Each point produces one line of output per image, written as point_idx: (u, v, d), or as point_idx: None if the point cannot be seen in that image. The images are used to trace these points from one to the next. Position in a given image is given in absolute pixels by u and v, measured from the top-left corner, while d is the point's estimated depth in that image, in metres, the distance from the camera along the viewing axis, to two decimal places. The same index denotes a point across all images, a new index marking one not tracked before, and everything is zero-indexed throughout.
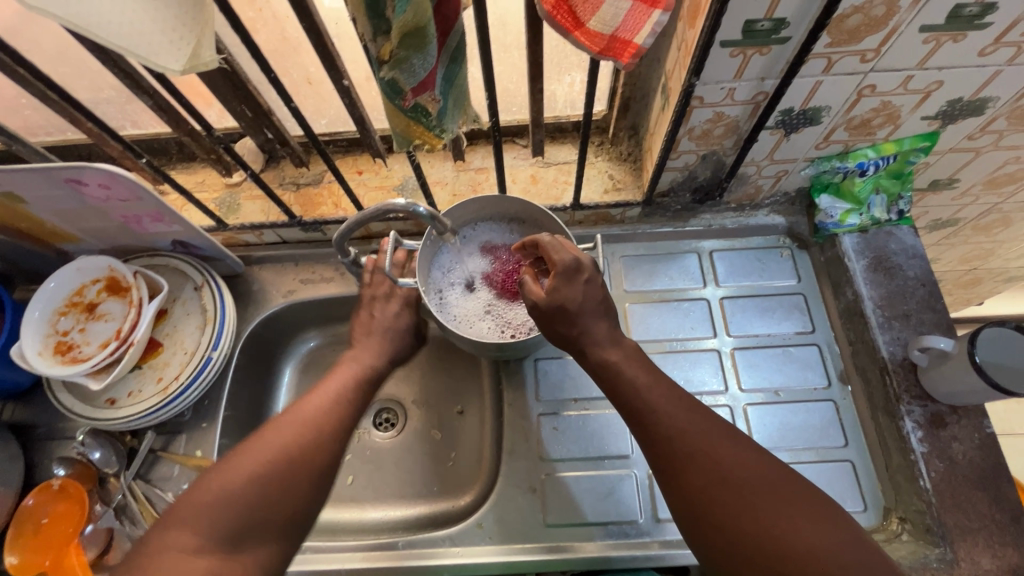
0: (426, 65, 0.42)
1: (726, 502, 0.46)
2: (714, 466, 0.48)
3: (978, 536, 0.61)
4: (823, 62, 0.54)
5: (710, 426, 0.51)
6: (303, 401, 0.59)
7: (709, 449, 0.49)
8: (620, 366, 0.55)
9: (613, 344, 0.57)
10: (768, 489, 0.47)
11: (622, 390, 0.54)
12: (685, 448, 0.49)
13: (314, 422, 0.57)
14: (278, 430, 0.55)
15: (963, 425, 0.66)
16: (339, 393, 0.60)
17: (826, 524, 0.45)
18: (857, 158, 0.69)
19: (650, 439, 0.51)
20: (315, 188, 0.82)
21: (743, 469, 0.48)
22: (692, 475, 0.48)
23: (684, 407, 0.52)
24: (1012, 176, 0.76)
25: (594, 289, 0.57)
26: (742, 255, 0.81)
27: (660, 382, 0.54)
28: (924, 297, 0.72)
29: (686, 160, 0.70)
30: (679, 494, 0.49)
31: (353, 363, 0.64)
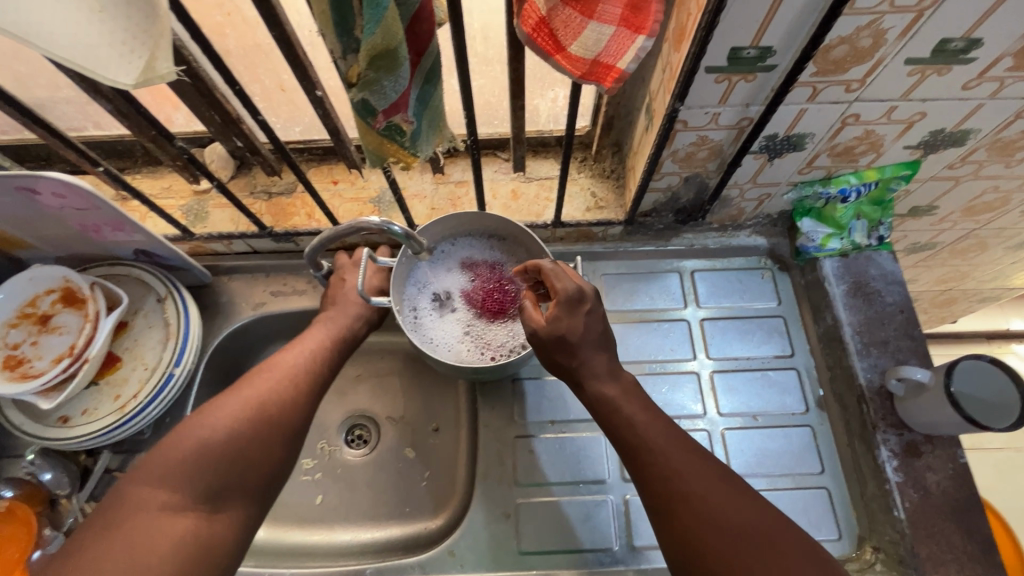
0: (398, 87, 0.40)
1: (720, 547, 0.45)
2: (708, 510, 0.46)
3: (950, 568, 0.62)
4: (809, 91, 0.53)
5: (706, 468, 0.49)
6: (276, 359, 0.59)
7: (704, 492, 0.47)
8: (617, 402, 0.54)
9: (609, 379, 0.55)
10: (763, 539, 0.45)
11: (619, 427, 0.53)
12: (679, 489, 0.48)
13: (291, 378, 0.57)
14: (254, 387, 0.55)
15: (937, 455, 0.66)
16: (311, 356, 0.60)
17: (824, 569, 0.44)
18: (840, 184, 0.69)
19: (645, 480, 0.50)
20: (286, 197, 0.78)
21: (739, 513, 0.46)
22: (688, 520, 0.46)
23: (679, 445, 0.51)
24: (989, 205, 0.76)
25: (597, 320, 0.56)
26: (723, 276, 0.80)
27: (656, 419, 0.53)
28: (901, 324, 0.72)
29: (670, 181, 0.69)
30: (672, 537, 0.47)
31: (329, 324, 0.64)
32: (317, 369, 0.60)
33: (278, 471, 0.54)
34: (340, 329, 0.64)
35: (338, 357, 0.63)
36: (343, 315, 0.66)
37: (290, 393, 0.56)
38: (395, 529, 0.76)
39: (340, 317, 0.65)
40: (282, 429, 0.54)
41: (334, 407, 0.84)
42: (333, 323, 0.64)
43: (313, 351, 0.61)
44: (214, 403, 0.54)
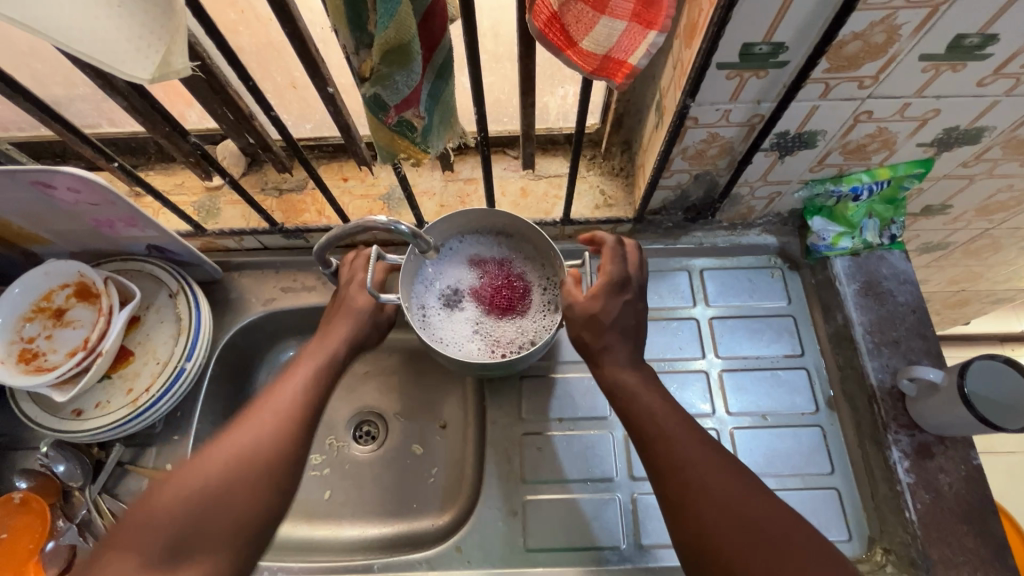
0: (410, 82, 0.40)
1: (733, 539, 0.45)
2: (722, 501, 0.46)
3: (962, 570, 0.61)
4: (821, 87, 0.53)
5: (721, 462, 0.49)
6: (259, 403, 0.56)
7: (717, 484, 0.47)
8: (635, 390, 0.54)
9: (628, 367, 0.55)
10: (774, 533, 0.45)
11: (636, 416, 0.52)
12: (694, 480, 0.48)
13: (267, 424, 0.54)
14: (237, 437, 0.52)
15: (950, 456, 0.65)
16: (295, 391, 0.57)
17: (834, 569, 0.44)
18: (851, 182, 0.68)
19: (660, 469, 0.49)
20: (298, 194, 0.79)
21: (751, 507, 0.46)
22: (700, 509, 0.46)
23: (694, 436, 0.51)
24: (1004, 204, 0.76)
25: (632, 312, 0.57)
26: (733, 275, 0.80)
27: (671, 409, 0.53)
28: (914, 324, 0.71)
29: (679, 179, 0.69)
30: (684, 526, 0.47)
31: (315, 356, 0.60)
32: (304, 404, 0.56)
33: (251, 521, 0.50)
34: (329, 358, 0.61)
35: (323, 391, 0.58)
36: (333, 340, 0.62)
37: (275, 438, 0.53)
38: (402, 526, 0.76)
39: (328, 343, 0.62)
40: (269, 480, 0.51)
41: (342, 403, 0.84)
42: (321, 354, 0.60)
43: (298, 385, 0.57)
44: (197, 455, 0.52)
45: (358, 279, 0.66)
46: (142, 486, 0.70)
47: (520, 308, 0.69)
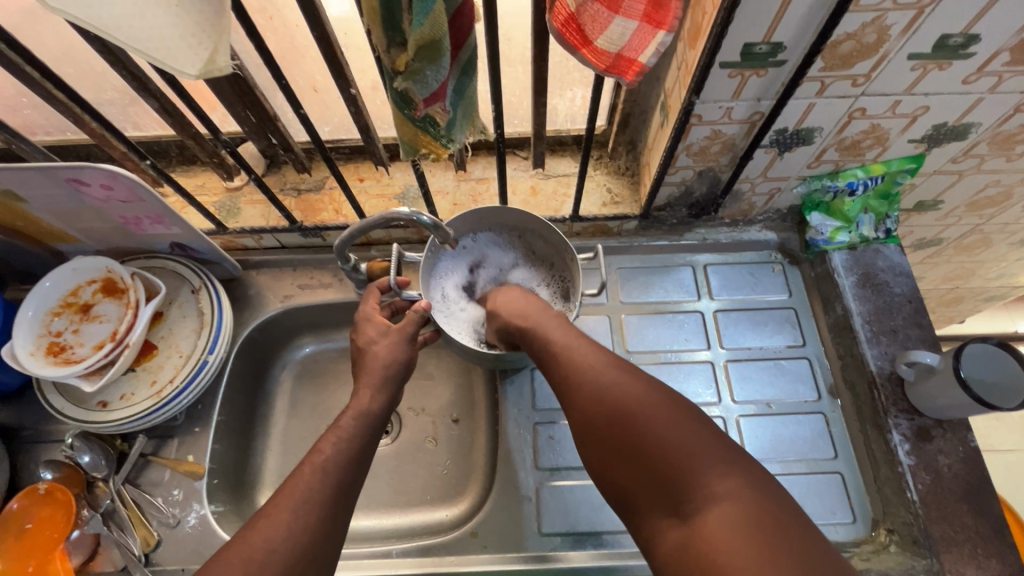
0: (439, 76, 0.43)
1: (603, 413, 0.49)
2: (593, 388, 0.51)
3: (963, 548, 0.63)
4: (817, 85, 0.56)
5: (602, 361, 0.54)
6: (292, 480, 0.50)
7: (594, 376, 0.52)
8: (535, 325, 0.61)
9: (533, 310, 0.63)
10: (639, 399, 0.49)
11: (535, 343, 0.60)
12: (573, 378, 0.54)
13: (310, 521, 0.48)
14: (264, 529, 0.46)
15: (948, 439, 0.67)
16: (336, 468, 0.52)
17: (702, 430, 0.45)
18: (847, 178, 0.72)
19: (553, 381, 0.56)
20: (315, 194, 0.82)
21: (626, 388, 0.50)
22: (580, 402, 0.52)
23: (582, 346, 0.56)
24: (993, 199, 0.79)
25: (513, 288, 0.69)
26: (735, 270, 0.83)
27: (566, 333, 0.58)
28: (910, 313, 0.74)
29: (684, 176, 0.72)
30: (573, 419, 0.52)
31: (349, 420, 0.57)
32: (344, 491, 0.52)
33: None
34: (361, 419, 0.57)
35: (357, 469, 0.54)
36: (367, 395, 0.59)
37: (316, 535, 0.48)
38: (417, 516, 0.78)
39: (360, 402, 0.59)
40: None
41: None
42: (353, 414, 0.57)
43: (338, 460, 0.53)
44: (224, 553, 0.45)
45: (372, 293, 0.67)
46: (164, 476, 0.72)
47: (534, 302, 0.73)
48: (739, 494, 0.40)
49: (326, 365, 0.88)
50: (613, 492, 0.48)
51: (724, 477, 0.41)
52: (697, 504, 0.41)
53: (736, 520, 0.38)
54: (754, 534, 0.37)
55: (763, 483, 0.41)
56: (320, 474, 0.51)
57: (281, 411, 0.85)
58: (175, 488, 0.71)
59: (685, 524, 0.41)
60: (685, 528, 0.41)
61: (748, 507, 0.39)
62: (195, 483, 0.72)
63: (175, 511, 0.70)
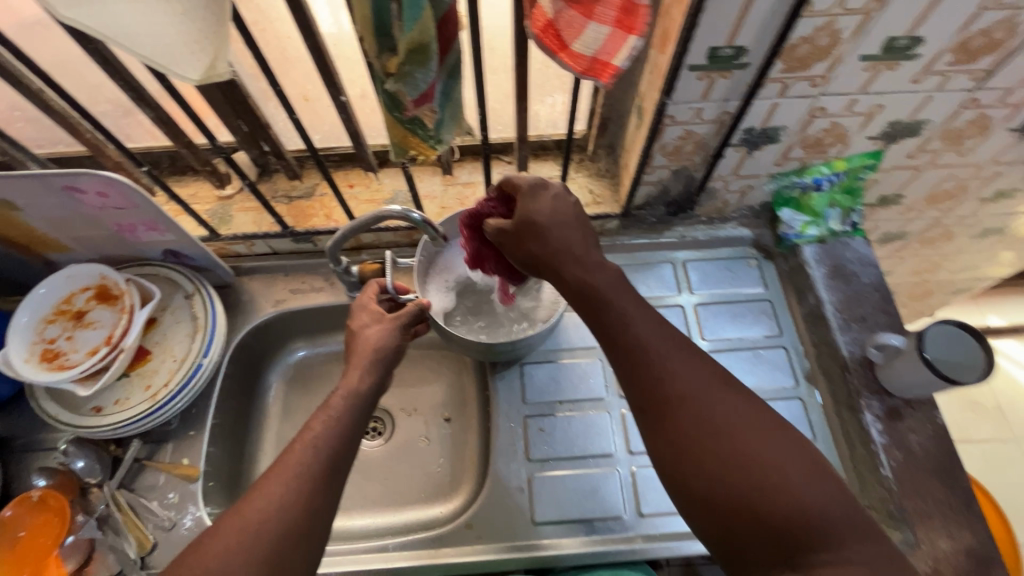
0: (428, 79, 0.46)
1: (714, 444, 0.47)
2: (700, 410, 0.48)
3: (936, 519, 0.65)
4: (779, 86, 0.61)
5: (703, 373, 0.50)
6: (284, 456, 0.51)
7: (696, 395, 0.49)
8: (608, 297, 0.54)
9: (598, 274, 0.55)
10: (752, 431, 0.47)
11: (611, 329, 0.53)
12: (671, 390, 0.49)
13: (299, 491, 0.49)
14: (256, 500, 0.48)
15: (918, 417, 0.71)
16: (327, 445, 0.53)
17: (824, 477, 0.46)
18: (813, 174, 0.76)
19: (638, 381, 0.50)
20: (306, 200, 0.84)
21: (742, 423, 0.47)
22: (685, 426, 0.48)
23: (676, 349, 0.51)
24: (949, 193, 0.84)
25: (563, 203, 0.58)
26: (713, 265, 0.86)
27: (651, 327, 0.52)
28: (878, 301, 0.78)
29: (660, 175, 0.76)
30: (663, 436, 0.49)
31: (338, 399, 0.56)
32: (334, 466, 0.52)
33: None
34: (351, 398, 0.56)
35: (348, 445, 0.54)
36: (357, 375, 0.58)
37: (307, 507, 0.49)
38: (412, 513, 0.79)
39: (351, 381, 0.58)
40: (295, 554, 0.47)
41: None
42: (342, 393, 0.57)
43: (329, 437, 0.53)
44: (222, 523, 0.48)
45: (372, 284, 0.69)
46: (159, 480, 0.72)
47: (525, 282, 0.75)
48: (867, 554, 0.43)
49: (319, 369, 0.90)
50: (706, 525, 0.47)
51: (848, 536, 0.43)
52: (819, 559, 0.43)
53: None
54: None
55: (874, 536, 0.44)
56: (311, 450, 0.52)
57: (275, 415, 0.87)
58: (171, 491, 0.72)
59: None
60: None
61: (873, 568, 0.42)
62: (190, 485, 0.72)
63: (169, 513, 0.70)
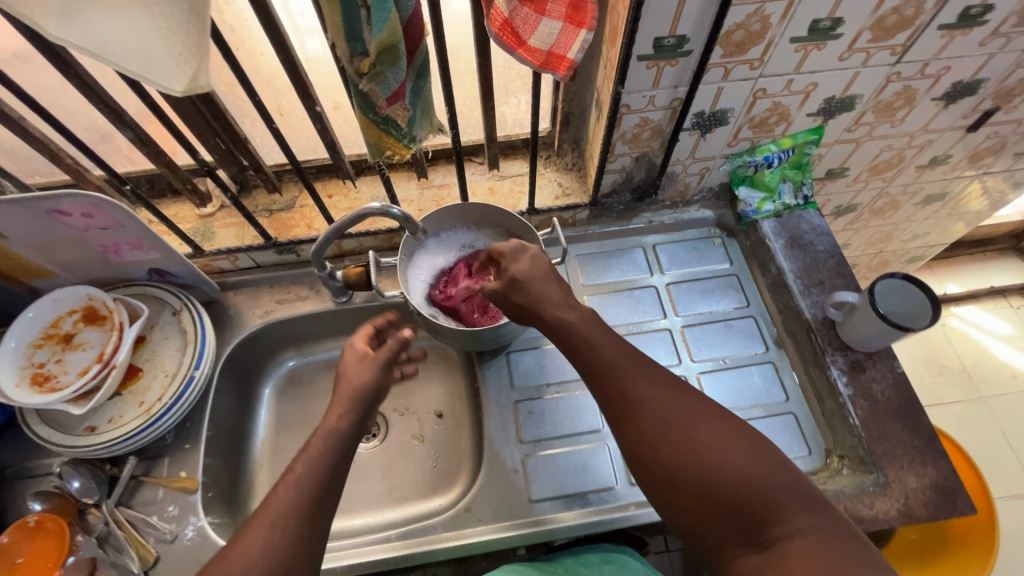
0: (398, 77, 0.50)
1: (674, 441, 0.51)
2: (658, 412, 0.53)
3: (903, 460, 0.70)
4: (721, 70, 0.66)
5: (660, 381, 0.56)
6: (269, 497, 0.53)
7: (655, 399, 0.54)
8: (573, 323, 0.60)
9: (566, 306, 0.61)
10: (707, 426, 0.52)
11: (577, 348, 0.58)
12: (631, 396, 0.55)
13: (282, 533, 0.51)
14: (246, 541, 0.50)
15: (879, 368, 0.76)
16: (309, 484, 0.55)
17: (774, 459, 0.50)
18: (763, 152, 0.82)
19: (604, 393, 0.56)
20: (287, 212, 0.87)
21: (693, 418, 0.52)
22: (644, 425, 0.53)
23: (635, 362, 0.57)
24: (889, 163, 0.91)
25: (538, 261, 0.65)
26: (681, 247, 0.91)
27: (612, 344, 0.58)
28: (834, 265, 0.84)
29: (623, 162, 0.81)
30: (629, 438, 0.54)
31: (320, 437, 0.59)
32: (318, 503, 0.54)
33: None
34: (331, 437, 0.59)
35: (331, 483, 0.56)
36: (336, 415, 0.60)
37: (294, 544, 0.51)
38: (412, 507, 0.81)
39: (331, 420, 0.60)
40: None
41: None
42: (323, 432, 0.59)
43: (310, 476, 0.55)
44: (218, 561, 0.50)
45: (360, 329, 0.70)
46: (157, 495, 0.73)
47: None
48: (822, 525, 0.46)
49: (310, 377, 0.92)
50: (679, 518, 0.51)
51: (807, 513, 0.46)
52: (777, 535, 0.46)
53: (823, 548, 0.44)
54: (839, 561, 0.43)
55: (833, 513, 0.47)
56: (294, 491, 0.54)
57: (269, 426, 0.88)
58: (170, 504, 0.72)
59: (767, 552, 0.45)
60: (764, 557, 0.45)
61: (830, 538, 0.45)
62: (189, 497, 0.73)
63: (170, 526, 0.71)
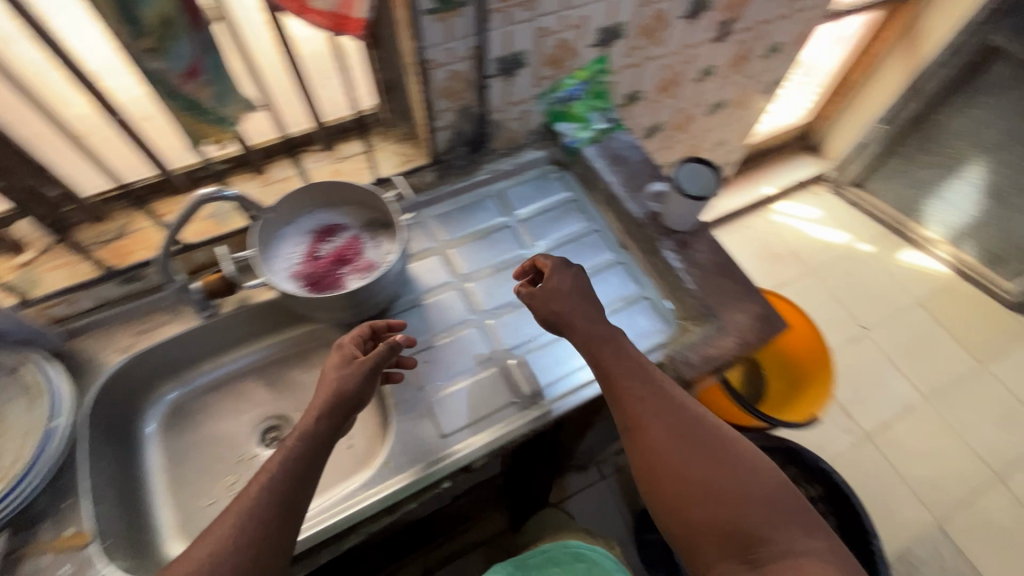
0: (186, 50, 0.57)
1: (685, 458, 0.65)
2: (672, 432, 0.67)
3: (730, 304, 0.86)
4: (503, 16, 0.76)
5: (673, 405, 0.69)
6: (244, 491, 0.59)
7: (669, 421, 0.67)
8: (604, 354, 0.72)
9: (599, 334, 0.74)
10: (710, 452, 0.66)
11: (604, 370, 0.71)
12: (649, 415, 0.68)
13: (240, 529, 0.57)
14: (216, 531, 0.57)
15: (698, 240, 0.92)
16: (278, 483, 0.59)
17: (766, 489, 0.65)
18: (565, 87, 0.94)
19: (623, 409, 0.69)
20: (121, 239, 0.83)
21: (704, 447, 0.66)
22: (660, 441, 0.66)
23: (653, 386, 0.70)
24: (670, 80, 1.09)
25: (573, 284, 0.77)
26: (526, 187, 1.00)
27: (633, 371, 0.71)
28: (649, 170, 0.98)
29: (449, 118, 0.88)
30: (643, 452, 0.67)
31: (294, 431, 0.63)
32: (285, 505, 0.59)
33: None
34: (304, 437, 0.62)
35: (298, 483, 0.60)
36: (310, 417, 0.64)
37: (260, 538, 0.57)
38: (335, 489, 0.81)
39: (307, 418, 0.64)
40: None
41: (244, 419, 0.87)
42: (299, 430, 0.63)
43: (282, 477, 0.60)
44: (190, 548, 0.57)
45: (364, 330, 0.74)
46: (43, 562, 0.66)
47: (370, 241, 0.84)
48: (798, 544, 0.61)
49: (195, 405, 0.87)
50: (678, 527, 0.64)
51: (785, 534, 0.61)
52: (765, 552, 0.60)
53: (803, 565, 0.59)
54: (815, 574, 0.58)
55: (804, 534, 0.62)
56: (264, 492, 0.59)
57: (162, 463, 0.82)
58: (62, 566, 0.66)
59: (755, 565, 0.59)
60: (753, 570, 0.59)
61: (807, 555, 0.60)
62: (83, 552, 0.67)
63: None
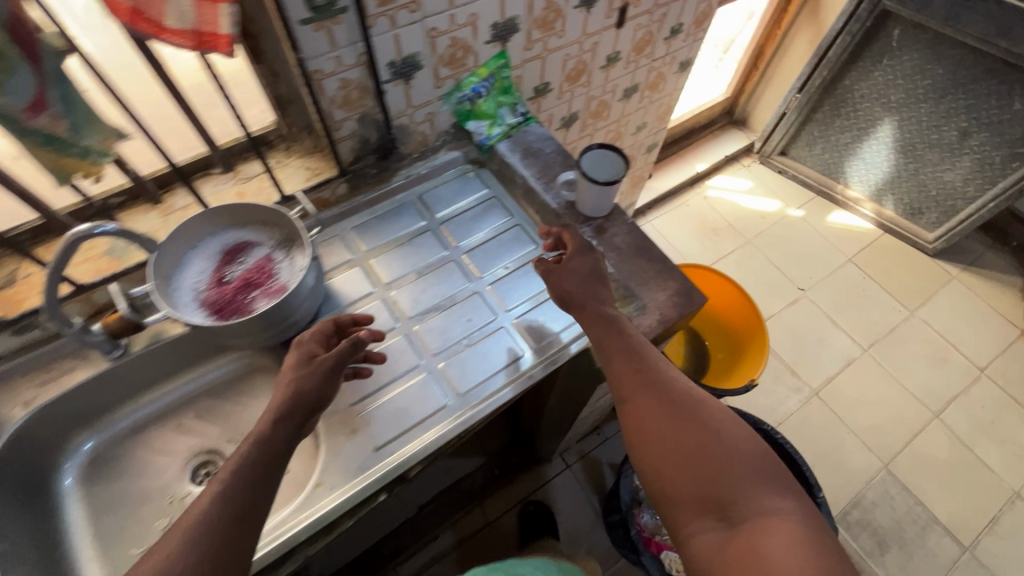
0: (28, 81, 0.53)
1: (667, 420, 0.64)
2: (659, 398, 0.66)
3: (652, 283, 0.87)
4: (386, 20, 0.75)
5: (665, 374, 0.69)
6: (195, 501, 0.56)
7: (659, 387, 0.67)
8: (603, 327, 0.73)
9: (606, 309, 0.75)
10: (695, 416, 0.64)
11: (602, 340, 0.72)
12: (638, 381, 0.68)
13: (191, 539, 0.53)
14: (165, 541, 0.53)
15: (615, 224, 0.93)
16: (234, 489, 0.57)
17: (754, 454, 0.61)
18: (469, 86, 0.94)
19: (615, 377, 0.69)
20: (10, 288, 0.79)
21: (689, 411, 0.64)
22: (645, 406, 0.66)
23: (648, 357, 0.70)
24: (576, 70, 1.10)
25: (587, 264, 0.79)
26: (444, 189, 0.99)
27: (632, 343, 0.71)
28: (562, 160, 0.99)
29: (350, 127, 0.87)
30: (630, 416, 0.66)
31: (247, 438, 0.61)
32: (240, 513, 0.56)
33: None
34: (263, 440, 0.61)
35: (254, 490, 0.58)
36: (268, 421, 0.62)
37: (215, 548, 0.53)
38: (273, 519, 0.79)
39: (263, 420, 0.63)
40: None
41: (172, 459, 0.84)
42: (256, 434, 0.61)
43: (237, 482, 0.57)
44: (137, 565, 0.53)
45: (320, 329, 0.74)
46: None
47: (281, 259, 0.81)
48: (782, 506, 0.57)
49: (116, 451, 0.84)
50: (659, 487, 0.62)
51: (769, 497, 0.57)
52: (744, 514, 0.56)
53: (782, 524, 0.54)
54: (795, 534, 0.53)
55: (794, 500, 0.58)
56: (218, 501, 0.56)
57: (83, 517, 0.78)
58: None
59: (732, 525, 0.56)
60: (728, 530, 0.56)
61: (792, 519, 0.55)
62: None
63: None
